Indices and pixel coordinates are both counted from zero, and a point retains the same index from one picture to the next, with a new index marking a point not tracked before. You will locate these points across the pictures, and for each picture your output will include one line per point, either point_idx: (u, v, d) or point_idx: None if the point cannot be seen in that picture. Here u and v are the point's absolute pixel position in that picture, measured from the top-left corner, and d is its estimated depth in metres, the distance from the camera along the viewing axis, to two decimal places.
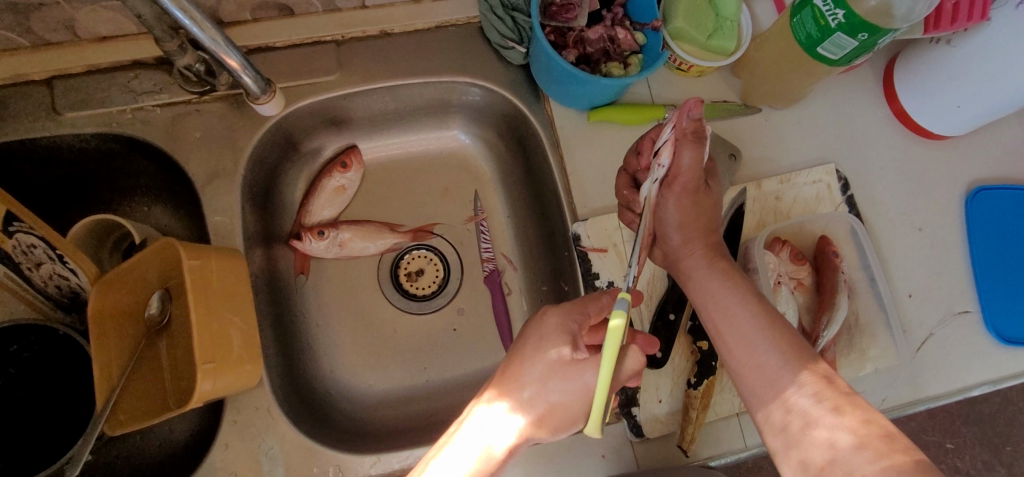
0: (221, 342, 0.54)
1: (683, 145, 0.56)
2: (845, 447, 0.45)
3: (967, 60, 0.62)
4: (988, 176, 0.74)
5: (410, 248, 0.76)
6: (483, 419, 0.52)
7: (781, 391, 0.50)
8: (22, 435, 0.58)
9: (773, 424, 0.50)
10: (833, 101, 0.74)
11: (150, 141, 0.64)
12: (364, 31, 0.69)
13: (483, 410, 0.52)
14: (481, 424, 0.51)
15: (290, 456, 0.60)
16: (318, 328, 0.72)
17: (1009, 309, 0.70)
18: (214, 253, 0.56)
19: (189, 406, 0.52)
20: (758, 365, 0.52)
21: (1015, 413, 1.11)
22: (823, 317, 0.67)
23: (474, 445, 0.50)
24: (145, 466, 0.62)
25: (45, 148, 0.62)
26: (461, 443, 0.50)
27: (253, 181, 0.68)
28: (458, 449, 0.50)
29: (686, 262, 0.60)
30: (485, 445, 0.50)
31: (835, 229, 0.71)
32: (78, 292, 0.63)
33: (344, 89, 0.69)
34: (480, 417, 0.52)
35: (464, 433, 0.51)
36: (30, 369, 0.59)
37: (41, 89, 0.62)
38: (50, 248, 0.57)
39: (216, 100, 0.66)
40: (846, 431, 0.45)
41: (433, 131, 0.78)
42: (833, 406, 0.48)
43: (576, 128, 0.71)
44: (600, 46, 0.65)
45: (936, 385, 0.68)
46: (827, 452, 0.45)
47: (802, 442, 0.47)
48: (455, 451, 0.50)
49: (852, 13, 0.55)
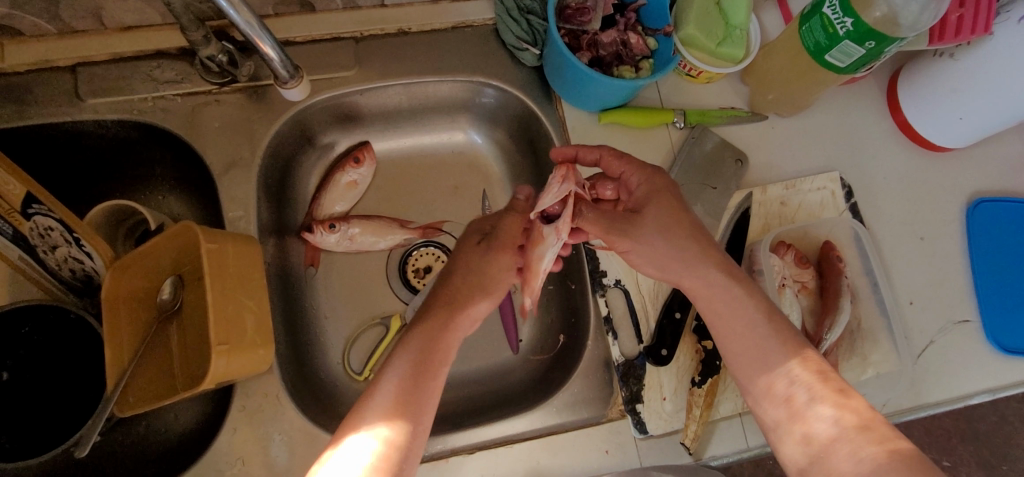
0: (236, 325, 0.55)
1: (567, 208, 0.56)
2: (849, 426, 0.50)
3: (969, 73, 0.64)
4: (988, 189, 0.76)
5: (419, 245, 0.77)
6: (356, 441, 0.49)
7: (787, 369, 0.56)
8: (29, 417, 0.58)
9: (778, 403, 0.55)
10: (837, 110, 0.76)
11: (169, 129, 0.66)
12: (382, 29, 0.71)
13: (354, 435, 0.50)
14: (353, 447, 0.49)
15: (296, 445, 0.61)
16: (326, 320, 0.72)
17: (1009, 320, 0.71)
18: (230, 237, 0.57)
19: (201, 388, 0.53)
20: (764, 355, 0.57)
21: (1011, 432, 1.11)
22: (827, 320, 0.68)
23: (348, 461, 0.47)
24: (151, 450, 0.63)
25: (65, 133, 0.63)
26: (337, 460, 0.47)
27: (268, 171, 0.69)
28: (332, 468, 0.46)
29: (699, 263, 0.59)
30: (354, 459, 0.47)
31: (838, 235, 0.72)
32: (92, 275, 0.64)
33: (360, 85, 0.70)
34: (353, 441, 0.49)
35: (333, 458, 0.47)
36: (40, 351, 0.60)
37: (64, 75, 0.63)
38: (67, 231, 0.58)
39: (235, 91, 0.67)
40: (851, 413, 0.51)
41: (446, 131, 0.80)
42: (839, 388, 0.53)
43: (588, 130, 0.72)
44: (613, 50, 0.66)
45: (937, 393, 0.68)
46: (833, 431, 0.51)
47: (807, 419, 0.53)
48: (334, 465, 0.47)
49: (860, 21, 0.56)
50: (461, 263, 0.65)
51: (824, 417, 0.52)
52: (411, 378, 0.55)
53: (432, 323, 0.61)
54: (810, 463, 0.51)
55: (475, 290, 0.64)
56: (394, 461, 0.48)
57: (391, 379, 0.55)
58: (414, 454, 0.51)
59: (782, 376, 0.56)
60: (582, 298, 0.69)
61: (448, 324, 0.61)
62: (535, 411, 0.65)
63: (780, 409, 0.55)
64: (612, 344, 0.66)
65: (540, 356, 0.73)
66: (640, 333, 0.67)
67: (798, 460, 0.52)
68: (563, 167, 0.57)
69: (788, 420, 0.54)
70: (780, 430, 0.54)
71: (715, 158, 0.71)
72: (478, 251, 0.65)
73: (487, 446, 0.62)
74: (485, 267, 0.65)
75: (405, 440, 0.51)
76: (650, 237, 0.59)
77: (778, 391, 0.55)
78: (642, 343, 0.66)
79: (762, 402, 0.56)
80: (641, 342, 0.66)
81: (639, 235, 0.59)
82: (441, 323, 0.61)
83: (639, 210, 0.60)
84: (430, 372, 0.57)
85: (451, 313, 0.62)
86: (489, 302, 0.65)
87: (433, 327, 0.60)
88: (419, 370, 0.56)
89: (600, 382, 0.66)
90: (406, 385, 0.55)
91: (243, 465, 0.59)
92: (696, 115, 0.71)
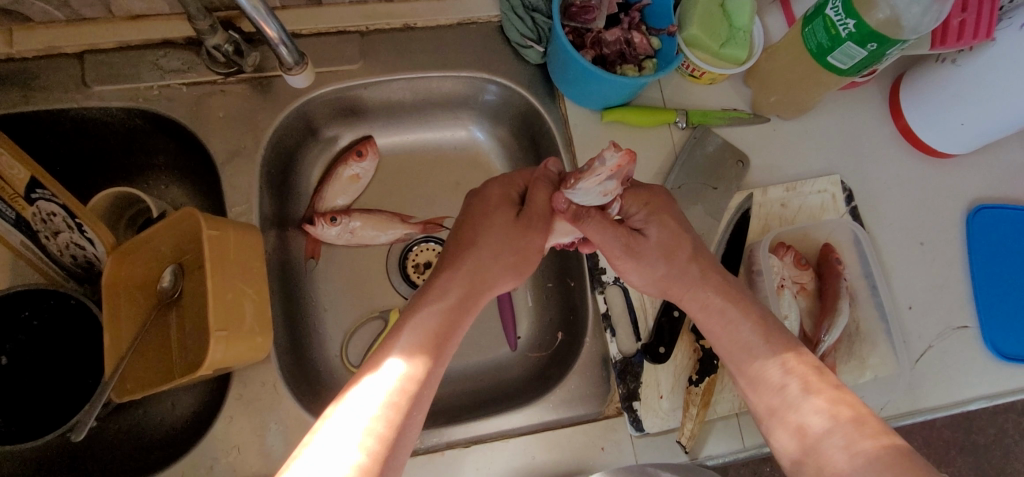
0: (235, 312, 0.55)
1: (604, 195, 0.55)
2: (845, 420, 0.52)
3: (970, 78, 0.64)
4: (989, 195, 0.76)
5: (419, 240, 0.77)
6: (375, 379, 0.51)
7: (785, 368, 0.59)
8: (25, 402, 0.58)
9: (775, 398, 0.57)
10: (838, 114, 0.76)
11: (173, 117, 0.66)
12: (388, 23, 0.71)
13: (373, 373, 0.51)
14: (372, 383, 0.51)
15: (292, 433, 0.61)
16: (325, 312, 0.73)
17: (1009, 327, 0.71)
18: (231, 224, 0.57)
19: (199, 373, 0.53)
20: (764, 346, 0.60)
21: (1010, 445, 1.11)
22: (825, 322, 0.68)
23: (368, 399, 0.49)
24: (145, 438, 0.63)
25: (71, 119, 0.64)
26: (356, 398, 0.49)
27: (271, 162, 0.69)
28: (353, 406, 0.48)
29: (692, 273, 0.61)
30: (373, 398, 0.49)
31: (838, 237, 0.72)
32: (93, 261, 0.65)
33: (365, 78, 0.71)
34: (373, 379, 0.51)
35: (352, 396, 0.49)
36: (40, 336, 0.60)
37: (71, 62, 0.64)
38: (69, 216, 0.58)
39: (240, 82, 0.68)
40: (845, 410, 0.54)
41: (449, 127, 0.80)
42: (831, 384, 0.56)
43: (589, 127, 0.72)
44: (617, 48, 0.67)
45: (934, 397, 0.68)
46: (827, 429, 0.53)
47: None
48: (353, 402, 0.49)
49: (862, 23, 0.57)
50: (493, 239, 0.60)
51: (817, 412, 0.54)
52: (429, 334, 0.55)
53: (446, 301, 0.58)
54: (804, 452, 0.53)
55: (510, 271, 0.61)
56: (413, 396, 0.51)
57: (415, 328, 0.56)
58: (430, 394, 0.53)
59: (778, 370, 0.58)
60: (582, 297, 0.69)
61: (468, 304, 0.59)
62: (532, 407, 0.65)
63: (776, 399, 0.57)
64: (610, 342, 0.66)
65: (538, 353, 0.73)
66: (639, 330, 0.67)
67: (791, 452, 0.55)
68: (622, 155, 0.49)
69: (784, 411, 0.56)
70: (776, 417, 0.56)
71: (717, 159, 0.71)
72: (514, 225, 0.60)
73: (483, 440, 0.62)
74: (524, 246, 0.60)
75: (423, 382, 0.52)
76: (658, 256, 0.60)
77: (772, 381, 0.58)
78: (639, 341, 0.66)
79: (757, 391, 0.59)
80: (638, 339, 0.66)
81: (651, 253, 0.60)
82: (459, 301, 0.59)
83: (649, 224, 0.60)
84: (447, 339, 0.56)
85: (473, 294, 0.59)
86: (512, 283, 0.62)
87: (452, 305, 0.58)
88: (438, 338, 0.56)
89: (597, 379, 0.66)
90: (426, 339, 0.55)
91: (239, 453, 0.59)
92: (698, 115, 0.72)
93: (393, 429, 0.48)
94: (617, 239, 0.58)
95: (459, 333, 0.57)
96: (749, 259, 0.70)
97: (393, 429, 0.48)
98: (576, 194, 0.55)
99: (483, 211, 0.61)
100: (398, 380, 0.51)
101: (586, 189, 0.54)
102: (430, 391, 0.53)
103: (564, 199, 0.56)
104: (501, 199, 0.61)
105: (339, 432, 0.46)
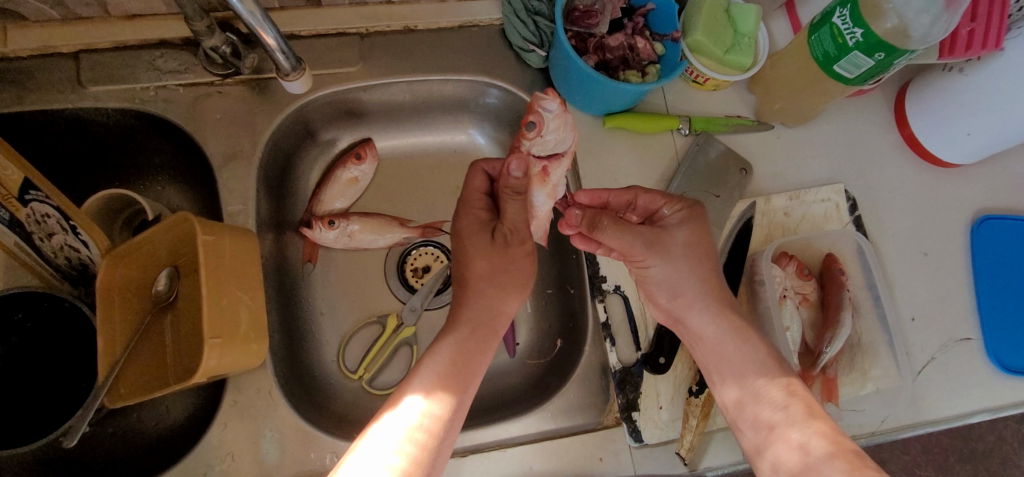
0: (230, 318, 0.55)
1: (563, 147, 0.61)
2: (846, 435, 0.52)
3: (976, 88, 0.63)
4: (994, 206, 0.75)
5: (417, 244, 0.76)
6: (395, 416, 0.52)
7: (787, 380, 0.58)
8: (17, 407, 0.57)
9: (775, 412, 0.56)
10: (842, 123, 0.75)
11: (170, 119, 0.65)
12: (388, 26, 0.71)
13: (394, 410, 0.53)
14: (394, 420, 0.52)
15: (287, 441, 0.60)
16: (322, 317, 0.72)
17: (1013, 339, 0.70)
18: (228, 231, 0.56)
19: (191, 380, 0.52)
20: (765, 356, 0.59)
21: (1009, 453, 1.10)
22: (827, 334, 0.68)
23: (391, 435, 0.50)
24: (140, 443, 0.62)
25: (65, 119, 0.63)
26: (379, 434, 0.50)
27: (268, 165, 0.68)
28: (377, 442, 0.49)
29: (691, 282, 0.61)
30: (396, 436, 0.50)
31: (841, 247, 0.71)
32: (87, 264, 0.63)
33: (365, 81, 0.70)
34: (394, 415, 0.52)
35: (376, 434, 0.50)
36: (32, 338, 0.59)
37: (66, 61, 0.63)
38: (64, 218, 0.57)
39: (238, 83, 0.67)
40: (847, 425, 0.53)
41: (449, 131, 0.79)
42: None
43: (591, 133, 0.72)
44: (620, 54, 0.66)
45: (936, 410, 0.67)
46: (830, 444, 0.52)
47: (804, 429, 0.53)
48: (377, 438, 0.50)
49: (870, 32, 0.56)
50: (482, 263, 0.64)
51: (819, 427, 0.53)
52: (446, 370, 0.57)
53: (464, 336, 0.61)
54: None
55: (510, 289, 0.65)
56: (435, 433, 0.52)
57: (433, 365, 0.58)
58: (454, 430, 0.54)
59: (778, 383, 0.58)
60: (581, 305, 0.69)
61: (480, 334, 0.62)
62: (530, 416, 0.64)
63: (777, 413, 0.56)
64: (610, 351, 0.65)
65: (537, 360, 0.72)
66: (639, 340, 0.66)
67: (792, 466, 0.52)
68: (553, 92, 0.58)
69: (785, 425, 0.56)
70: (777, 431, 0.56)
71: (719, 166, 0.70)
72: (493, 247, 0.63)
73: (481, 449, 0.62)
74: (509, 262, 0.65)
75: (443, 417, 0.54)
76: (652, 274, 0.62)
77: (773, 393, 0.57)
78: (639, 350, 0.66)
79: (757, 403, 0.57)
80: (637, 348, 0.66)
81: None
82: (471, 331, 0.62)
83: (668, 230, 0.62)
84: (463, 369, 0.58)
85: (483, 325, 0.63)
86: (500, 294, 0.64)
87: (466, 335, 0.61)
88: (458, 371, 0.58)
89: (596, 388, 0.65)
90: (444, 372, 0.57)
91: (233, 461, 0.59)
92: (701, 122, 0.71)
93: (419, 466, 0.49)
94: (638, 238, 0.60)
95: (478, 365, 0.60)
96: (751, 268, 0.70)
97: (419, 467, 0.49)
98: (546, 146, 0.60)
99: (464, 241, 0.64)
100: (420, 418, 0.52)
101: (553, 133, 0.59)
102: (453, 431, 0.54)
103: (576, 216, 0.58)
104: (477, 223, 0.64)
105: (364, 466, 0.47)
